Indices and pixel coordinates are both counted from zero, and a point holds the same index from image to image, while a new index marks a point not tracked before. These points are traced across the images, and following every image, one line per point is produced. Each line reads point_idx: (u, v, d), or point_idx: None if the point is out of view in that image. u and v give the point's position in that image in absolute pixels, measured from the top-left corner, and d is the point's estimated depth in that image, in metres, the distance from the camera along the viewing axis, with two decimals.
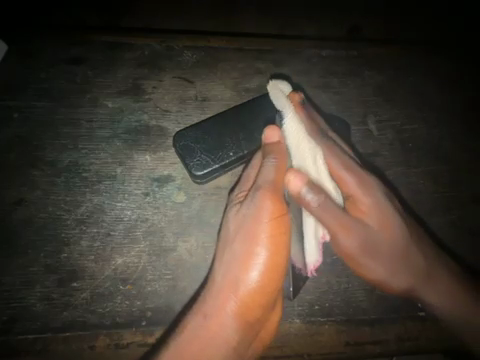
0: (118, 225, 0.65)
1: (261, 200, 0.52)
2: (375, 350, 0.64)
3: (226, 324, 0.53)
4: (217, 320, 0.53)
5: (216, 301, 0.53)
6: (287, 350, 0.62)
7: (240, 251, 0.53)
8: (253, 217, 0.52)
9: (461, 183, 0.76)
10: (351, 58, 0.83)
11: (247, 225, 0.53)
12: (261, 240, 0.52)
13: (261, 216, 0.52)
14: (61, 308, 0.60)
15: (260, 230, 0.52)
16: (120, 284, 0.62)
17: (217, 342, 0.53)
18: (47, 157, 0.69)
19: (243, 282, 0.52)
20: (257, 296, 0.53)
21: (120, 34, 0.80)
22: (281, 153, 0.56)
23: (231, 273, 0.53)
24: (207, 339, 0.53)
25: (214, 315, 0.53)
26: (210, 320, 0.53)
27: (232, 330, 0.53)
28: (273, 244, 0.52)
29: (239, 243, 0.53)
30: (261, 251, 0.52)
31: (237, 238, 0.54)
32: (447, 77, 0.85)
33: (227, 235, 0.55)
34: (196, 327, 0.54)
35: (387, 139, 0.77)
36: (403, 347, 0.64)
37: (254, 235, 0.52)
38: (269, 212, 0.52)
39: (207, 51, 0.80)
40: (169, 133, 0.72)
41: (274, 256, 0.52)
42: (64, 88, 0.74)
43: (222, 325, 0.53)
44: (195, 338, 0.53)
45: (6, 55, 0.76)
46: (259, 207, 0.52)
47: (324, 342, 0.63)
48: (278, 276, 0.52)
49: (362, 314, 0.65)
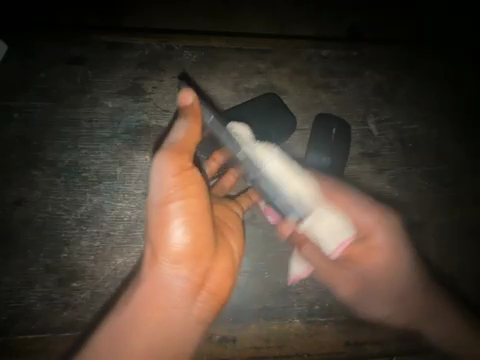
0: (118, 225, 0.65)
1: (161, 159, 0.54)
2: (375, 350, 0.65)
3: (167, 281, 0.56)
4: (156, 276, 0.56)
5: (147, 264, 0.57)
6: (287, 349, 0.64)
7: (153, 212, 0.55)
8: (159, 177, 0.54)
9: (463, 183, 0.76)
10: (351, 58, 0.83)
11: (155, 188, 0.55)
12: (172, 195, 0.54)
13: (165, 175, 0.54)
14: (61, 309, 0.61)
15: (171, 185, 0.54)
16: (121, 284, 0.62)
17: (165, 295, 0.57)
18: (47, 157, 0.69)
19: (168, 239, 0.55)
20: (192, 248, 0.56)
21: (119, 34, 0.79)
22: (196, 115, 0.59)
23: (152, 233, 0.56)
24: (152, 302, 0.57)
25: (153, 271, 0.56)
26: (145, 281, 0.57)
27: (178, 281, 0.57)
28: (186, 195, 0.54)
29: (153, 206, 0.55)
30: (173, 206, 0.54)
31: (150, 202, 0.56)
32: (449, 76, 0.85)
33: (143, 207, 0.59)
34: (141, 292, 0.57)
35: (387, 139, 0.77)
36: (402, 347, 0.66)
37: (163, 195, 0.54)
38: (171, 166, 0.54)
39: (207, 51, 0.80)
40: (169, 133, 0.72)
41: (188, 202, 0.55)
42: (64, 88, 0.74)
43: (162, 281, 0.56)
44: (138, 304, 0.57)
45: (7, 56, 0.75)
46: (160, 167, 0.54)
47: (324, 342, 0.65)
48: (199, 221, 0.55)
49: (361, 315, 0.66)
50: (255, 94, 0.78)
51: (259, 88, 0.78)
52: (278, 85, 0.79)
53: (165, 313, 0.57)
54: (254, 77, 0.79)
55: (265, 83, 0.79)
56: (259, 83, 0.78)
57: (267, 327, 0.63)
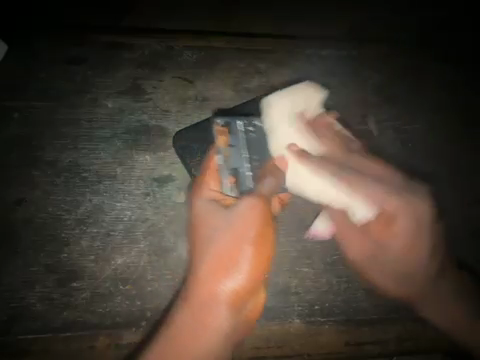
0: (118, 225, 0.65)
1: (251, 203, 0.57)
2: (375, 350, 0.64)
3: (217, 313, 0.56)
4: (208, 307, 0.56)
5: (204, 290, 0.56)
6: (287, 349, 0.62)
7: (221, 246, 0.57)
8: (243, 219, 0.57)
9: (464, 184, 0.75)
10: (350, 58, 0.83)
11: (235, 218, 0.57)
12: (249, 238, 0.56)
13: (249, 210, 0.57)
14: (61, 309, 0.60)
15: (248, 223, 0.57)
16: (120, 284, 0.62)
17: (213, 328, 0.56)
18: (46, 157, 0.69)
19: (231, 276, 0.56)
20: (247, 290, 0.57)
21: (120, 35, 0.80)
22: (278, 175, 0.64)
23: (217, 259, 0.57)
24: (195, 331, 0.55)
25: (205, 302, 0.56)
26: (195, 302, 0.56)
27: (226, 317, 0.56)
28: (260, 242, 0.57)
29: (223, 240, 0.57)
30: (249, 249, 0.56)
31: (220, 229, 0.58)
32: (446, 78, 0.85)
33: (198, 226, 0.60)
34: (188, 314, 0.56)
35: (388, 139, 0.77)
36: (403, 347, 0.64)
37: (240, 230, 0.56)
38: (256, 206, 0.57)
39: (207, 52, 0.80)
40: (169, 133, 0.72)
41: (260, 248, 0.56)
42: (64, 88, 0.74)
43: (213, 314, 0.56)
44: (184, 328, 0.55)
45: (6, 55, 0.76)
46: (247, 211, 0.57)
47: (324, 342, 0.63)
48: (263, 268, 0.57)
49: (362, 315, 0.64)
50: (255, 93, 0.77)
51: (257, 88, 0.78)
52: (278, 85, 0.79)
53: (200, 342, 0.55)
54: (254, 77, 0.79)
55: (265, 82, 0.79)
56: (259, 83, 0.78)
57: (266, 326, 0.62)
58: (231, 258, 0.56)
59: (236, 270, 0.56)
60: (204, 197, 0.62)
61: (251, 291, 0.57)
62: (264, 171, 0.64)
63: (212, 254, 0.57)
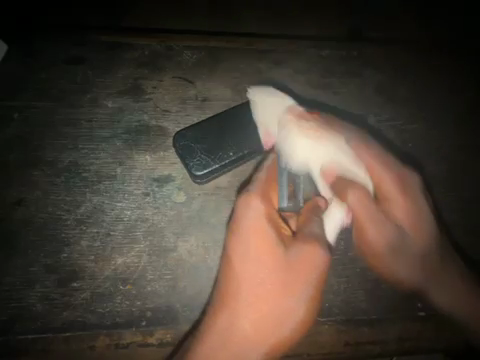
0: (118, 225, 0.65)
1: (316, 258, 0.56)
2: (374, 350, 0.64)
3: (249, 354, 0.58)
4: (242, 341, 0.57)
5: (244, 325, 0.57)
6: (288, 350, 0.62)
7: (274, 288, 0.57)
8: (306, 271, 0.56)
9: (464, 184, 0.77)
10: (351, 58, 0.83)
11: (294, 266, 0.56)
12: (303, 292, 0.57)
13: (311, 263, 0.56)
14: (61, 308, 0.60)
15: (309, 279, 0.57)
16: (120, 284, 0.62)
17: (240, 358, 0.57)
18: (46, 157, 0.69)
19: (276, 323, 0.57)
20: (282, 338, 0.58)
21: (119, 35, 0.79)
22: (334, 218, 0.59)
23: (264, 302, 0.57)
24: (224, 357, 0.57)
25: (242, 335, 0.57)
26: (226, 336, 0.57)
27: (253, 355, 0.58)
28: (311, 297, 0.57)
29: (279, 284, 0.57)
30: (300, 304, 0.57)
31: (273, 269, 0.56)
32: (446, 77, 0.85)
33: (250, 252, 0.57)
34: (216, 350, 0.57)
35: (387, 140, 0.78)
36: (402, 347, 0.64)
37: (299, 283, 0.57)
38: (322, 264, 0.56)
39: (207, 51, 0.80)
40: (169, 133, 0.72)
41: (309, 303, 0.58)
42: (64, 88, 0.75)
43: (244, 350, 0.57)
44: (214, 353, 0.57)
45: (6, 55, 0.76)
46: (312, 263, 0.56)
47: (323, 342, 0.63)
48: (305, 321, 0.58)
49: (361, 315, 0.64)
50: None
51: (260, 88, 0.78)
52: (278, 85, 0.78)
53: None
54: (254, 77, 0.79)
55: (265, 83, 0.79)
56: (259, 83, 0.79)
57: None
58: (280, 307, 0.57)
59: (283, 319, 0.57)
60: (258, 207, 0.57)
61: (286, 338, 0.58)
62: (304, 214, 0.59)
63: (261, 295, 0.57)
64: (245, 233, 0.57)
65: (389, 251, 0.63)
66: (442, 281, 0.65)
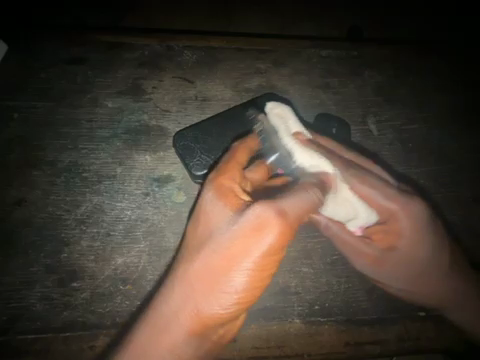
0: (118, 225, 0.65)
1: (269, 225, 0.48)
2: (375, 350, 0.62)
3: (177, 330, 0.51)
4: (174, 316, 0.51)
5: (182, 300, 0.51)
6: (287, 350, 0.60)
7: (219, 260, 0.50)
8: (259, 236, 0.48)
9: (465, 183, 0.75)
10: (350, 58, 0.83)
11: (240, 239, 0.49)
12: (245, 267, 0.49)
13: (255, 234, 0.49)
14: (61, 308, 0.59)
15: (250, 247, 0.49)
16: (120, 284, 0.61)
17: (169, 339, 0.51)
18: (47, 157, 0.69)
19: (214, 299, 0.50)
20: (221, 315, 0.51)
21: (120, 35, 0.80)
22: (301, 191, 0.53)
23: (205, 273, 0.50)
24: (158, 332, 0.51)
25: (176, 310, 0.51)
26: (162, 314, 0.51)
27: (183, 337, 0.51)
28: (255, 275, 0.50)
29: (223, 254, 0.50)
30: (239, 276, 0.50)
31: (219, 242, 0.50)
32: (445, 77, 0.85)
33: (198, 224, 0.53)
34: (152, 329, 0.51)
35: (387, 139, 0.76)
36: (404, 348, 0.62)
37: (238, 253, 0.49)
38: (267, 233, 0.48)
39: (207, 51, 0.81)
40: (169, 133, 0.72)
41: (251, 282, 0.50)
42: (64, 88, 0.75)
43: (172, 327, 0.51)
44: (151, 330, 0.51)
45: (6, 56, 0.76)
46: (264, 228, 0.48)
47: (324, 342, 0.61)
48: (244, 304, 0.51)
49: (362, 315, 0.64)
50: (256, 93, 0.77)
51: (259, 87, 0.78)
52: (278, 85, 0.78)
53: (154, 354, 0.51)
54: (254, 77, 0.79)
55: (265, 82, 0.79)
56: (259, 82, 0.78)
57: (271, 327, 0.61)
58: (216, 278, 0.50)
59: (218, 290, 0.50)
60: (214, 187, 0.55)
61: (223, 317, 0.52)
62: (308, 184, 0.55)
63: (201, 266, 0.51)
64: (197, 211, 0.54)
65: (396, 261, 0.66)
66: (436, 285, 0.67)
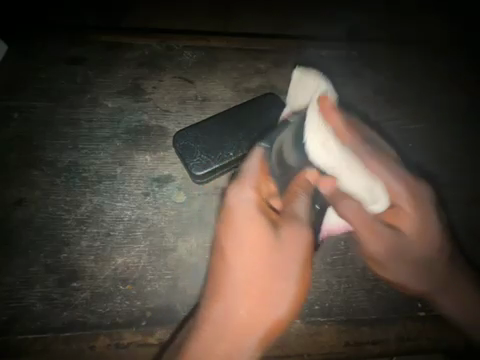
0: (118, 225, 0.65)
1: (300, 231, 0.56)
2: (375, 350, 0.62)
3: (247, 343, 0.55)
4: (236, 330, 0.55)
5: (242, 317, 0.55)
6: (287, 350, 0.60)
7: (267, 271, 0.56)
8: (294, 242, 0.56)
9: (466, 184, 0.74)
10: (350, 58, 0.83)
11: (283, 247, 0.55)
12: (294, 273, 0.56)
13: (294, 247, 0.56)
14: (61, 308, 0.59)
15: (293, 256, 0.56)
16: (120, 284, 0.61)
17: (238, 352, 0.55)
18: (47, 157, 0.69)
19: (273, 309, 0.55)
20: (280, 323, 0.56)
21: (119, 35, 0.80)
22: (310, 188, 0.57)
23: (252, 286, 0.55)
24: (225, 348, 0.55)
25: (235, 325, 0.55)
26: (224, 331, 0.55)
27: (252, 349, 0.55)
28: (301, 277, 0.56)
29: (270, 265, 0.56)
30: (288, 283, 0.56)
31: (267, 257, 0.55)
32: (444, 77, 0.85)
33: (239, 238, 0.55)
34: (214, 346, 0.54)
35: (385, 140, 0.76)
36: (403, 348, 0.62)
37: (283, 266, 0.56)
38: (304, 243, 0.56)
39: (207, 51, 0.81)
40: (169, 133, 0.72)
41: (300, 285, 0.56)
42: (64, 88, 0.75)
43: (241, 339, 0.55)
44: (212, 345, 0.55)
45: (6, 56, 0.76)
46: (297, 233, 0.56)
47: (324, 342, 0.61)
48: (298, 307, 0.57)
49: (361, 314, 0.63)
50: (255, 93, 0.77)
51: (259, 87, 0.78)
52: (278, 85, 0.78)
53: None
54: (254, 77, 0.79)
55: (265, 82, 0.78)
56: (259, 82, 0.78)
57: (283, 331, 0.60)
58: (268, 290, 0.56)
59: (270, 298, 0.55)
60: (249, 195, 0.56)
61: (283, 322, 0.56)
62: (294, 185, 0.58)
63: (250, 283, 0.55)
64: (236, 225, 0.56)
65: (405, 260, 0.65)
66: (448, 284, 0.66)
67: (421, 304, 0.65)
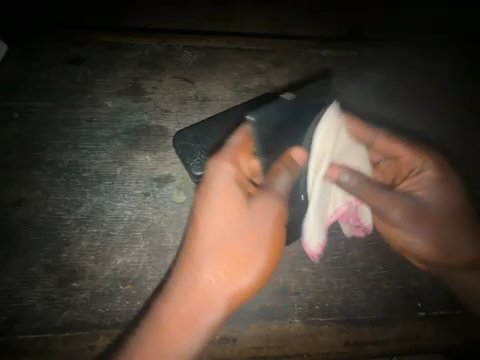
0: (118, 225, 0.65)
1: (271, 206, 0.56)
2: (374, 350, 0.62)
3: (211, 307, 0.57)
4: (202, 289, 0.58)
5: (208, 279, 0.58)
6: (287, 349, 0.61)
7: (236, 232, 0.57)
8: (265, 214, 0.56)
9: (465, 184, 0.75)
10: (350, 58, 0.83)
11: (254, 216, 0.56)
12: (261, 241, 0.56)
13: (266, 216, 0.56)
14: (61, 309, 0.59)
15: (264, 229, 0.56)
16: (120, 284, 0.61)
17: (200, 316, 0.57)
18: (47, 157, 0.69)
19: (239, 277, 0.57)
20: (245, 291, 0.57)
21: (119, 36, 0.81)
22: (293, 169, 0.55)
23: (226, 254, 0.57)
24: (190, 308, 0.57)
25: (202, 283, 0.58)
26: (196, 292, 0.58)
27: (213, 315, 0.57)
28: (269, 248, 0.56)
29: (240, 229, 0.57)
30: (261, 249, 0.56)
31: (238, 223, 0.57)
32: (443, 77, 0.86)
33: (214, 209, 0.57)
34: (182, 307, 0.57)
35: None
36: (402, 347, 0.63)
37: (254, 235, 0.56)
38: (276, 215, 0.55)
39: (207, 51, 0.81)
40: (169, 133, 0.72)
41: (268, 256, 0.57)
42: (64, 88, 0.75)
43: (205, 299, 0.57)
44: (179, 307, 0.57)
45: (6, 55, 0.76)
46: (269, 205, 0.56)
47: (324, 342, 0.61)
48: (264, 276, 0.58)
49: (362, 314, 0.63)
50: (256, 93, 0.77)
51: (259, 87, 0.78)
52: (278, 85, 0.78)
53: (191, 328, 0.57)
54: (254, 77, 0.79)
55: (265, 82, 0.78)
56: (259, 82, 0.78)
57: (259, 303, 0.62)
58: (237, 256, 0.57)
59: (241, 270, 0.57)
60: (229, 169, 0.57)
61: (245, 289, 0.57)
62: (278, 163, 0.56)
63: (218, 246, 0.57)
64: (211, 196, 0.57)
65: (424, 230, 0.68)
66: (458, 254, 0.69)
67: (421, 304, 0.65)
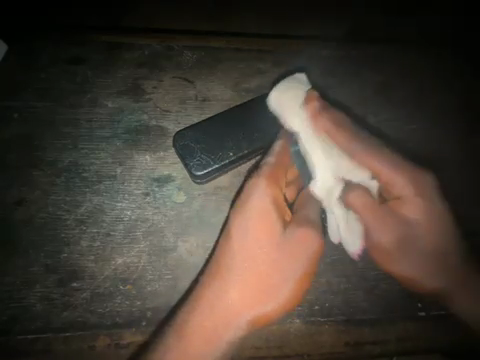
0: (118, 225, 0.65)
1: (306, 234, 0.60)
2: (375, 350, 0.63)
3: (236, 321, 0.59)
4: (227, 305, 0.59)
5: (237, 296, 0.59)
6: (287, 350, 0.61)
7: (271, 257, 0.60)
8: (298, 239, 0.60)
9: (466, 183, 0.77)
10: (350, 57, 0.83)
11: (288, 244, 0.60)
12: (293, 272, 0.59)
13: (302, 247, 0.59)
14: (61, 308, 0.60)
15: (299, 257, 0.60)
16: (120, 284, 0.61)
17: (223, 328, 0.58)
18: (47, 157, 0.69)
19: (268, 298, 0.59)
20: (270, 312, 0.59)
21: (119, 36, 0.80)
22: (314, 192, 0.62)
23: (259, 276, 0.59)
24: (211, 321, 0.58)
25: (229, 299, 0.59)
26: (221, 305, 0.59)
27: (238, 329, 0.59)
28: (301, 277, 0.60)
29: (274, 255, 0.60)
30: (288, 280, 0.59)
31: (272, 248, 0.60)
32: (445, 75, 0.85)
33: (248, 228, 0.59)
34: (205, 318, 0.58)
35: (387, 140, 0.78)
36: (403, 348, 0.63)
37: (286, 262, 0.60)
38: (312, 247, 0.59)
39: (207, 51, 0.81)
40: (169, 133, 0.72)
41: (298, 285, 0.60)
42: (64, 88, 0.75)
43: (231, 314, 0.59)
44: (207, 318, 0.58)
45: (7, 56, 0.76)
46: (304, 232, 0.60)
47: (324, 342, 0.62)
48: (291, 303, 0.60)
49: (362, 315, 0.63)
50: (255, 94, 0.77)
51: (259, 87, 0.78)
52: None
53: (210, 338, 0.58)
54: (254, 78, 0.79)
55: (265, 82, 0.78)
56: (259, 83, 0.78)
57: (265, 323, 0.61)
58: (267, 277, 0.60)
59: (270, 290, 0.59)
60: (264, 191, 0.59)
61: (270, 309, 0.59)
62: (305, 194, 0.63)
63: (253, 265, 0.59)
64: (249, 215, 0.59)
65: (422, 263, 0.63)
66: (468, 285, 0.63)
67: (422, 304, 0.64)
